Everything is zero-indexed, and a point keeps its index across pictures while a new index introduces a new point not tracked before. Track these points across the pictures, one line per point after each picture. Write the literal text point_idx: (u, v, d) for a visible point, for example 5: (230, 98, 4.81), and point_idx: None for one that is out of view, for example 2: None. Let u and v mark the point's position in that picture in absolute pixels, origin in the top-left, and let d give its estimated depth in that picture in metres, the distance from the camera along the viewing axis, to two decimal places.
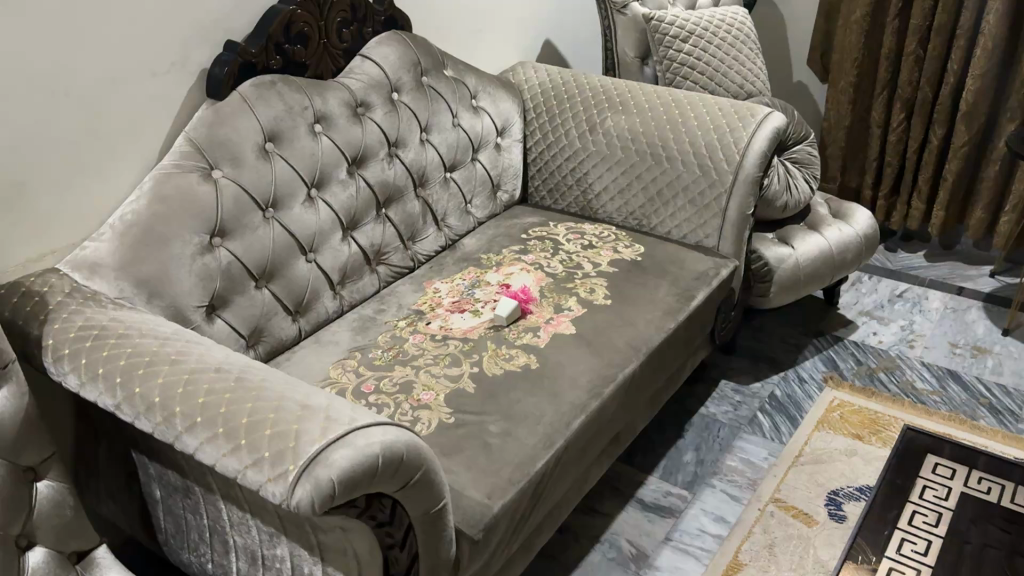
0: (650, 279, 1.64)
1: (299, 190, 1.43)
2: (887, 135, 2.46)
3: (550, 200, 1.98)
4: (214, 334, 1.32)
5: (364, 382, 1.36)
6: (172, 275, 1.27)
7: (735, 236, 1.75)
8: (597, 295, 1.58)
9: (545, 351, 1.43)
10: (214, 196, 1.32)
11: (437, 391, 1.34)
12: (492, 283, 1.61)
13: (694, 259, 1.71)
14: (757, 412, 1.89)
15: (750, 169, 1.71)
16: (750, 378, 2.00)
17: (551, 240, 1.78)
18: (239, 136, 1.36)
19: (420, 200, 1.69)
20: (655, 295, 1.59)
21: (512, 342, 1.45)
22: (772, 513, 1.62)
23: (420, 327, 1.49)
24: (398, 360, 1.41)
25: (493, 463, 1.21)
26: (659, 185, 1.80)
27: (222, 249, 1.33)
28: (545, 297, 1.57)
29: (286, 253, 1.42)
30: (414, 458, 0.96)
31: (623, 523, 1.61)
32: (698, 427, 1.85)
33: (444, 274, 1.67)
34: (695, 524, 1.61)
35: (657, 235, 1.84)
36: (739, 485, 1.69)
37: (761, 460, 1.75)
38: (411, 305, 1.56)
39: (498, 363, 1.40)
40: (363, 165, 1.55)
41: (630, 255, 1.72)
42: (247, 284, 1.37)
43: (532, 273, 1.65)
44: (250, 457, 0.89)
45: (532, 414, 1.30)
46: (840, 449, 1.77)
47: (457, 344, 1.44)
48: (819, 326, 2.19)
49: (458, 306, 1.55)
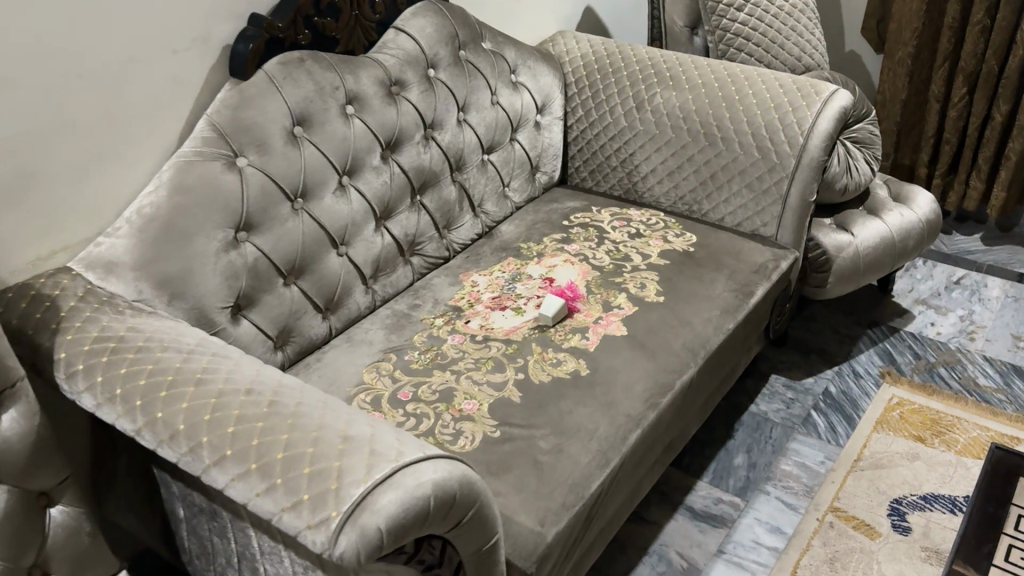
0: (706, 273, 1.52)
1: (330, 178, 1.32)
2: (946, 111, 2.31)
3: (591, 182, 1.86)
4: (238, 337, 1.22)
5: (401, 389, 1.26)
6: (194, 275, 1.17)
7: (795, 224, 1.63)
8: (648, 291, 1.46)
9: (596, 355, 1.31)
10: (240, 188, 1.21)
11: (480, 400, 1.23)
12: (535, 277, 1.50)
13: (749, 249, 1.59)
14: (811, 411, 1.78)
15: (814, 153, 1.58)
16: (802, 373, 1.89)
17: (595, 228, 1.66)
18: (266, 120, 1.25)
19: (457, 184, 1.57)
20: (712, 292, 1.47)
21: (560, 344, 1.33)
22: (832, 524, 1.52)
23: (458, 326, 1.38)
24: (437, 363, 1.30)
25: (545, 486, 1.11)
26: (713, 168, 1.67)
27: (248, 245, 1.23)
28: (593, 294, 1.45)
29: (316, 248, 1.31)
30: (467, 495, 0.86)
31: (671, 533, 1.51)
32: (749, 427, 1.74)
33: (482, 265, 1.55)
34: (749, 535, 1.51)
35: (709, 222, 1.72)
36: (796, 492, 1.59)
37: (818, 464, 1.65)
38: (448, 302, 1.46)
39: (546, 368, 1.29)
40: (397, 150, 1.43)
41: (682, 245, 1.59)
42: (275, 282, 1.27)
43: (578, 266, 1.53)
44: (287, 499, 0.79)
45: (586, 428, 1.19)
46: (901, 452, 1.66)
47: (499, 346, 1.33)
48: (873, 316, 2.07)
49: (499, 302, 1.44)
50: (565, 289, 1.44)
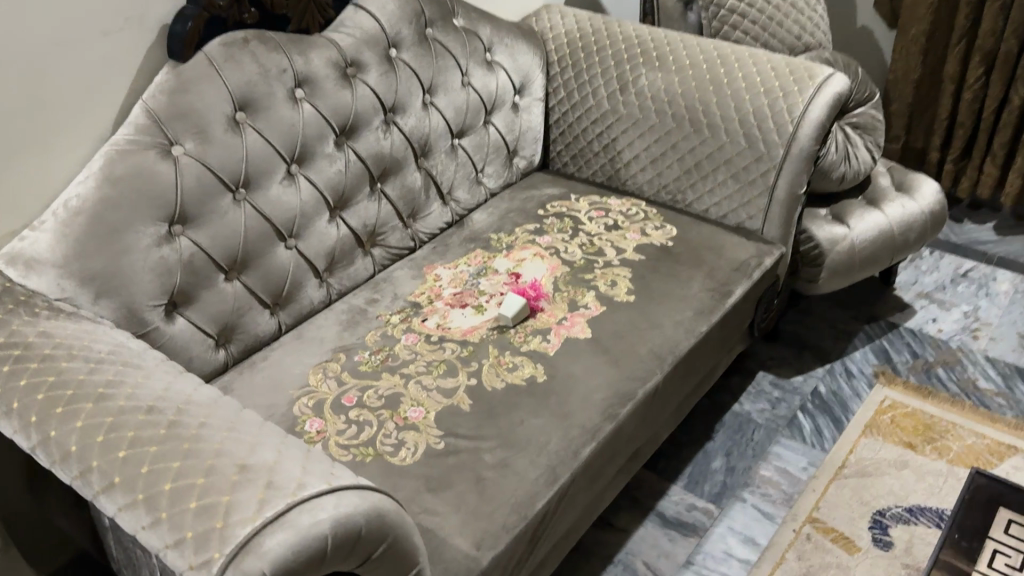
0: (683, 270, 1.43)
1: (276, 167, 1.25)
2: (960, 93, 2.18)
3: (573, 167, 1.77)
4: (173, 336, 1.17)
5: (345, 393, 1.19)
6: (124, 272, 1.11)
7: (783, 218, 1.53)
8: (618, 290, 1.38)
9: (555, 360, 1.24)
10: (174, 179, 1.14)
11: (427, 408, 1.16)
12: (500, 272, 1.42)
13: (733, 245, 1.50)
14: (797, 412, 1.70)
15: (804, 143, 1.48)
16: (791, 371, 1.80)
17: (570, 218, 1.57)
18: (204, 106, 1.17)
19: (422, 171, 1.49)
20: (687, 291, 1.39)
21: (518, 348, 1.26)
22: (808, 536, 1.44)
23: (414, 325, 1.31)
24: (387, 366, 1.24)
25: (486, 505, 1.04)
26: (698, 156, 1.58)
27: (184, 239, 1.16)
28: (559, 292, 1.37)
29: (260, 241, 1.24)
30: (376, 530, 0.80)
31: (639, 541, 1.45)
32: (731, 428, 1.66)
33: (447, 258, 1.48)
34: (720, 546, 1.44)
35: (694, 213, 1.62)
36: (773, 500, 1.52)
37: (799, 470, 1.57)
38: (407, 297, 1.38)
39: (500, 374, 1.22)
40: (354, 136, 1.35)
41: (660, 239, 1.51)
42: (214, 278, 1.21)
43: (547, 260, 1.45)
44: (171, 535, 0.73)
45: (537, 441, 1.12)
46: (889, 460, 1.58)
47: (454, 348, 1.26)
48: (872, 310, 1.97)
49: (459, 299, 1.36)
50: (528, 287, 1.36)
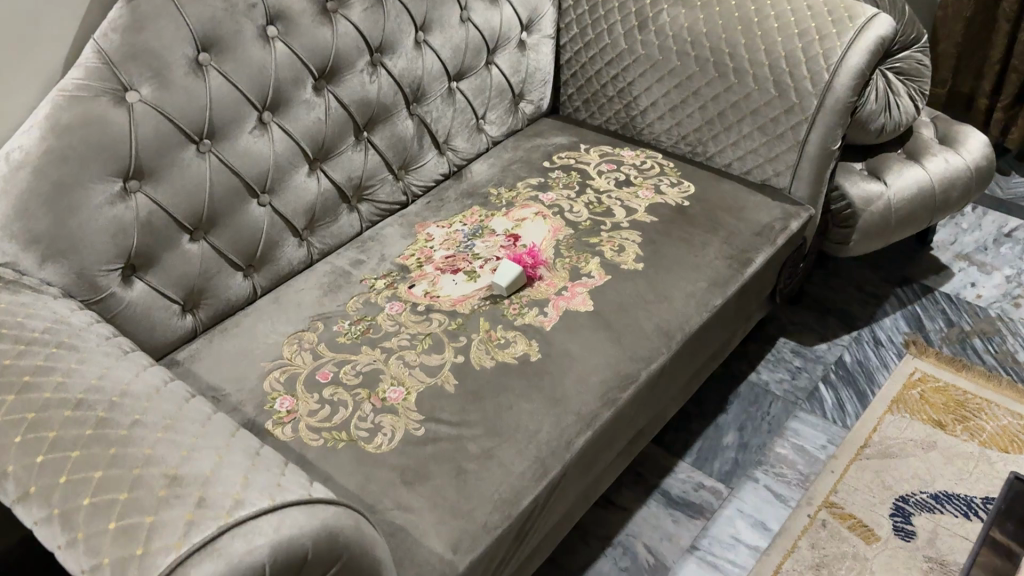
0: (698, 235, 1.30)
1: (246, 115, 1.13)
2: (1017, 33, 1.98)
3: (585, 112, 1.62)
4: (130, 302, 1.07)
5: (320, 368, 1.09)
6: (73, 234, 1.00)
7: (813, 177, 1.38)
8: (625, 256, 1.25)
9: (552, 336, 1.13)
10: (129, 130, 1.02)
11: (408, 388, 1.06)
12: (497, 234, 1.30)
13: (754, 205, 1.37)
14: (818, 383, 1.59)
15: (841, 93, 1.32)
16: (814, 338, 1.68)
17: (578, 171, 1.44)
18: (162, 47, 1.04)
19: (415, 118, 1.35)
20: (702, 259, 1.26)
21: (512, 321, 1.15)
22: (824, 523, 1.34)
23: (400, 291, 1.20)
24: (367, 338, 1.13)
25: (466, 501, 0.94)
26: (721, 105, 1.42)
27: (141, 197, 1.05)
28: (560, 257, 1.25)
29: (228, 198, 1.13)
30: (326, 551, 0.70)
31: (642, 522, 1.35)
32: (745, 400, 1.55)
33: (441, 215, 1.36)
34: (728, 530, 1.34)
35: (714, 167, 1.48)
36: (788, 481, 1.41)
37: (817, 449, 1.46)
38: (395, 259, 1.27)
39: (490, 351, 1.10)
40: (335, 79, 1.22)
41: (675, 198, 1.37)
42: (177, 238, 1.10)
43: (549, 221, 1.32)
44: (87, 560, 0.65)
45: (526, 429, 1.02)
46: (915, 440, 1.47)
47: (441, 320, 1.15)
48: (905, 272, 1.83)
49: (451, 263, 1.25)
50: (524, 254, 1.23)
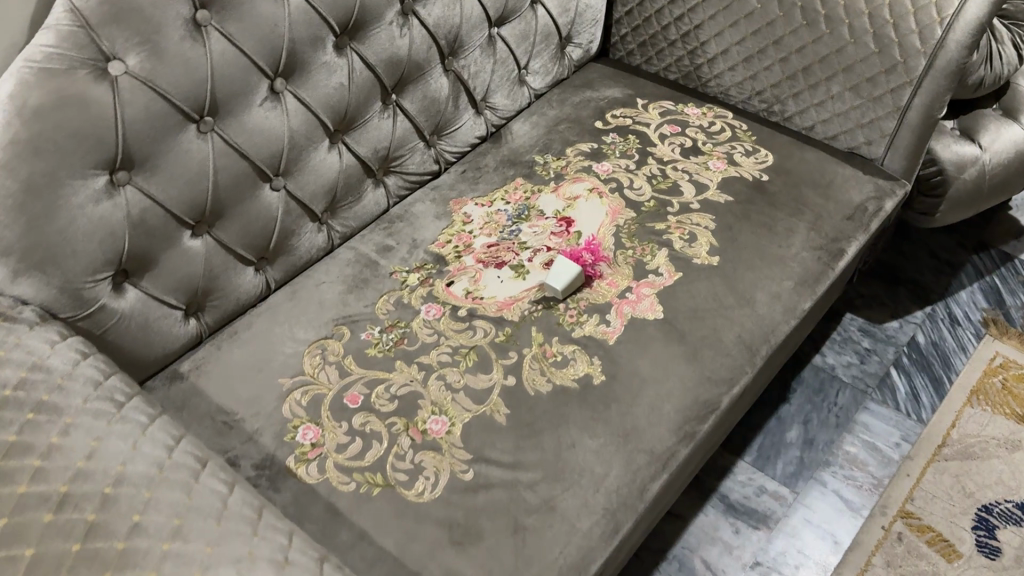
0: (781, 221, 1.12)
1: (254, 84, 0.93)
2: None
3: (639, 57, 1.41)
4: (124, 315, 0.90)
5: (347, 389, 0.94)
6: (52, 241, 0.82)
7: (911, 148, 1.18)
8: (698, 247, 1.08)
9: (617, 352, 0.97)
10: (114, 111, 0.83)
11: (452, 418, 0.91)
12: (547, 217, 1.12)
13: (842, 183, 1.18)
14: (889, 368, 1.44)
15: (953, 52, 1.09)
16: (884, 313, 1.52)
17: (636, 135, 1.25)
18: (151, 4, 0.83)
19: (451, 75, 1.15)
20: (785, 252, 1.09)
21: (569, 333, 0.98)
22: (899, 537, 1.22)
23: (437, 290, 1.04)
24: (401, 351, 0.97)
25: (527, 567, 0.80)
26: (806, 59, 1.21)
27: (133, 190, 0.87)
28: (622, 248, 1.07)
29: (236, 186, 0.95)
30: None
31: (699, 533, 1.24)
32: (809, 388, 1.41)
33: (480, 189, 1.18)
34: (795, 543, 1.22)
35: (792, 129, 1.29)
36: (859, 485, 1.28)
37: (890, 447, 1.33)
38: (429, 247, 1.10)
39: (546, 372, 0.95)
40: (360, 35, 1.01)
41: (750, 171, 1.19)
42: (177, 236, 0.93)
43: (606, 200, 1.14)
44: None
45: (593, 474, 0.87)
46: (999, 439, 1.33)
47: (487, 329, 0.99)
48: (983, 236, 1.65)
49: (495, 254, 1.07)
50: (581, 251, 1.06)
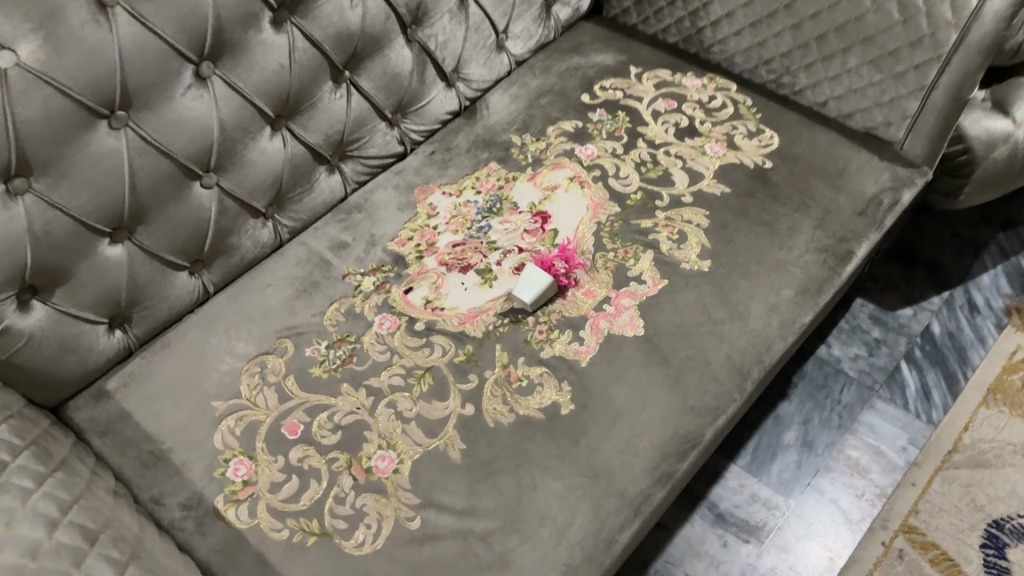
0: (783, 218, 1.00)
1: (175, 71, 0.81)
2: None
3: (636, 15, 1.24)
4: (33, 335, 0.81)
5: (286, 416, 0.84)
6: None
7: (935, 132, 1.04)
8: (688, 250, 0.96)
9: (589, 377, 0.86)
10: (4, 110, 0.71)
11: (401, 453, 0.81)
12: (520, 211, 1.00)
13: (856, 171, 1.05)
14: (899, 361, 1.33)
15: (989, 24, 0.94)
16: (898, 299, 1.40)
17: (627, 111, 1.11)
18: None
19: (415, 46, 1.02)
20: (786, 256, 0.97)
21: (537, 352, 0.88)
22: (900, 555, 1.14)
23: (393, 298, 0.93)
24: (349, 372, 0.87)
25: None
26: (822, 26, 1.05)
27: (35, 198, 0.76)
28: (602, 251, 0.96)
29: (159, 186, 0.84)
30: None
31: (683, 545, 1.16)
32: (811, 384, 1.31)
33: (449, 175, 1.06)
34: (787, 558, 1.14)
35: (804, 105, 1.14)
36: (860, 495, 1.19)
37: (896, 453, 1.23)
38: (388, 245, 0.99)
39: (508, 400, 0.84)
40: (303, 7, 0.88)
41: (753, 156, 1.06)
42: (93, 246, 0.82)
43: (588, 191, 1.02)
44: None
45: (555, 522, 0.78)
46: (1016, 445, 1.23)
47: (446, 347, 0.88)
48: (1013, 211, 1.50)
49: (460, 255, 0.96)
50: (554, 257, 0.94)
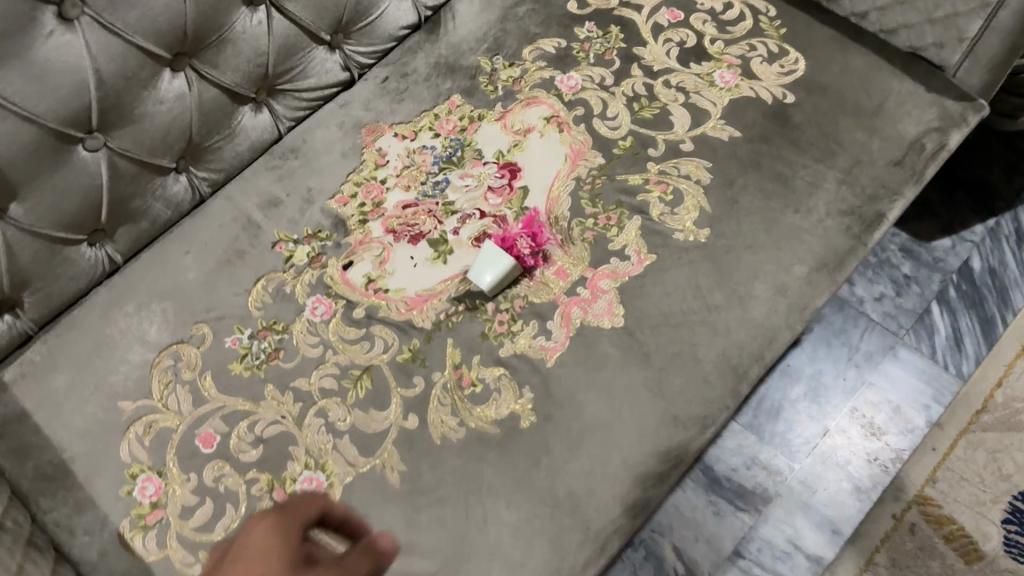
0: (802, 173, 0.83)
1: (25, 16, 0.63)
2: None
3: None
4: None
5: (201, 424, 0.73)
6: None
7: (998, 60, 0.84)
8: (683, 215, 0.80)
9: (555, 380, 0.73)
10: None
11: (330, 476, 0.70)
12: (484, 161, 0.83)
13: (895, 107, 0.86)
14: (930, 303, 1.17)
15: None
16: (934, 227, 1.22)
17: (621, 25, 0.91)
18: None
19: None
20: (802, 221, 0.80)
21: (495, 349, 0.74)
22: (912, 529, 1.03)
23: (330, 275, 0.79)
24: (275, 371, 0.74)
25: None
26: None
27: None
28: (578, 216, 0.80)
29: (30, 155, 0.68)
30: None
31: (673, 513, 1.06)
32: (827, 330, 1.17)
33: (402, 110, 0.88)
34: (786, 530, 1.04)
35: (839, 15, 0.92)
36: (873, 460, 1.08)
37: (917, 411, 1.10)
38: (327, 203, 0.83)
39: (458, 410, 0.72)
40: None
41: (771, 88, 0.87)
42: None
43: (567, 136, 0.85)
44: None
45: (507, 562, 0.67)
46: None
47: (389, 339, 0.75)
48: None
49: (409, 219, 0.81)
50: (518, 232, 0.79)
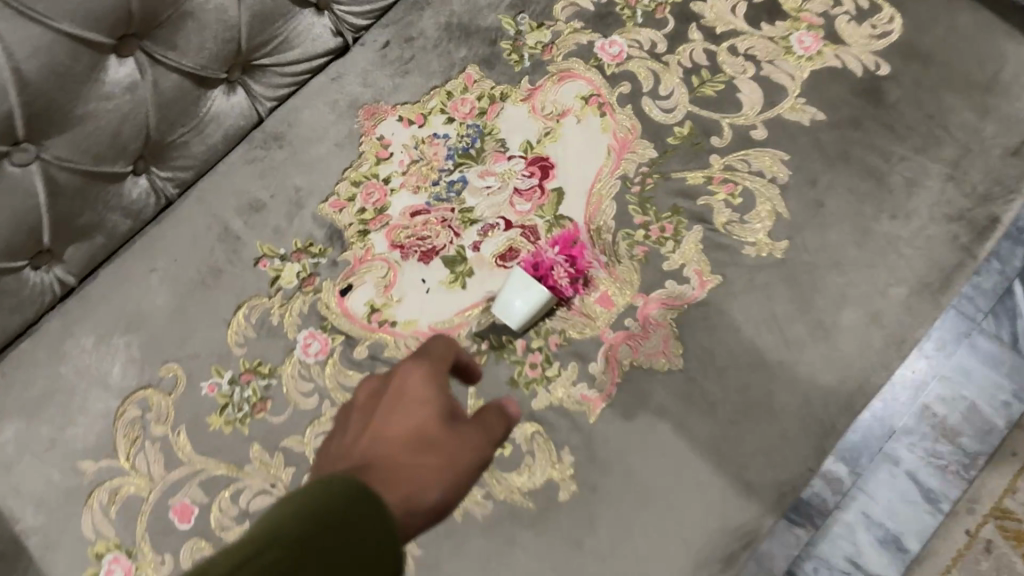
0: (899, 167, 0.67)
1: None
2: None
3: None
4: None
5: (175, 493, 0.61)
6: None
7: None
8: (754, 223, 0.66)
9: (601, 439, 0.60)
10: None
11: None
12: (509, 154, 0.68)
13: (1014, 78, 0.70)
14: (1012, 282, 1.01)
15: None
16: None
17: None
18: None
19: None
20: (900, 230, 0.66)
21: (527, 399, 0.61)
22: (988, 548, 0.93)
23: (325, 303, 0.65)
24: (262, 427, 0.62)
25: None
26: None
27: None
28: (625, 227, 0.66)
29: None
30: None
31: None
32: None
33: (407, 85, 0.72)
34: (846, 548, 0.94)
35: None
36: (944, 467, 0.95)
37: (995, 409, 0.97)
38: (319, 208, 0.68)
39: (484, 478, 0.59)
40: None
41: (861, 55, 0.71)
42: None
43: (611, 121, 0.69)
44: None
45: None
46: None
47: None
48: None
49: (420, 230, 0.67)
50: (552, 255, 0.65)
